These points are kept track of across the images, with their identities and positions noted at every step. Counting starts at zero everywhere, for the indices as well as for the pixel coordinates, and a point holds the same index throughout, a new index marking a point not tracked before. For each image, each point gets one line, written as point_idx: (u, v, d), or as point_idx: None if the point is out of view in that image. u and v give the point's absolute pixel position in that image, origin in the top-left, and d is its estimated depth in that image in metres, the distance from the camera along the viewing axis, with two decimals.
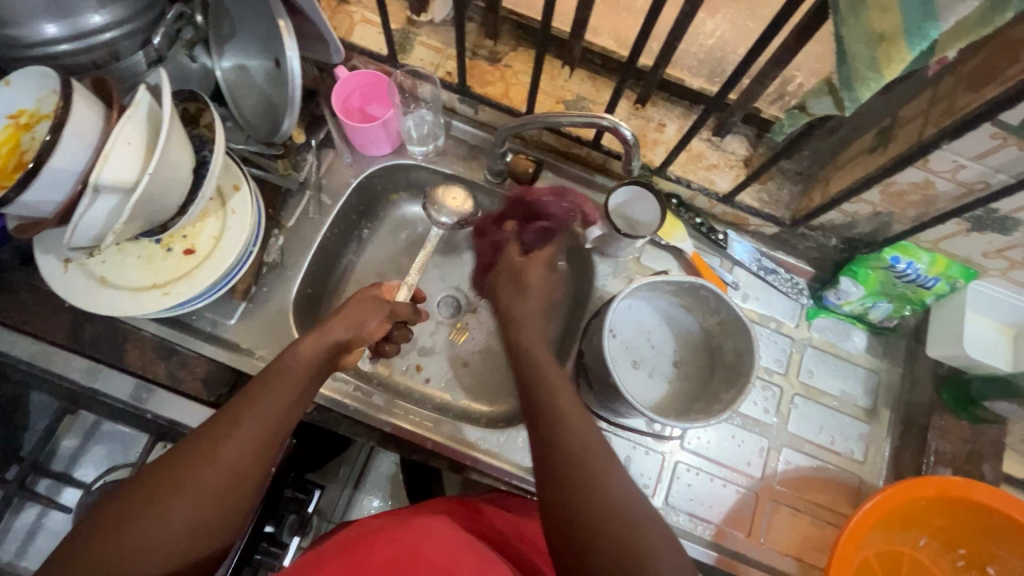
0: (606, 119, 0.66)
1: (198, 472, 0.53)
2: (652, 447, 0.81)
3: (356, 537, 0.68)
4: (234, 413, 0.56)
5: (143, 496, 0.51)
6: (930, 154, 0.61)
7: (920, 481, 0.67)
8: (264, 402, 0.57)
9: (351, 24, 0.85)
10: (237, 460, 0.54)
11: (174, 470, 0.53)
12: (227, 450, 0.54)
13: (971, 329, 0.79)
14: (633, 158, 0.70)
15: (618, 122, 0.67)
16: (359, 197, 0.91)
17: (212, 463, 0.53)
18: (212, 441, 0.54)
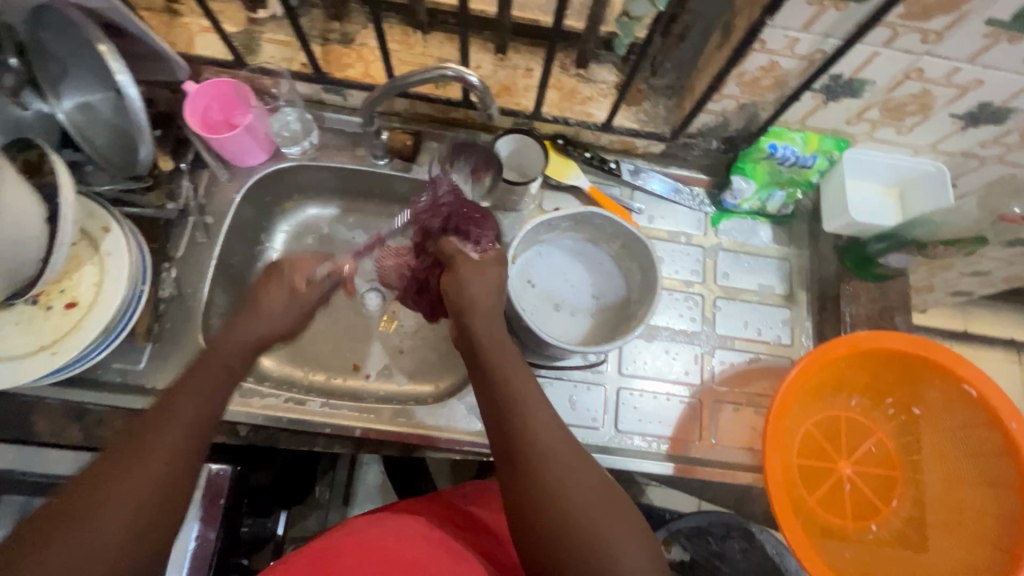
0: (451, 69, 0.66)
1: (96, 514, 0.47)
2: (592, 381, 0.82)
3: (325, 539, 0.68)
4: (151, 422, 0.52)
5: (76, 512, 0.47)
6: (764, 34, 0.63)
7: (830, 345, 0.70)
8: (184, 408, 0.54)
9: (190, 36, 0.81)
10: (172, 459, 0.51)
11: (95, 487, 0.48)
12: (156, 451, 0.50)
13: (855, 197, 0.84)
14: (489, 102, 0.69)
15: (464, 70, 0.66)
16: (249, 210, 0.88)
17: (144, 472, 0.49)
18: (134, 444, 0.50)
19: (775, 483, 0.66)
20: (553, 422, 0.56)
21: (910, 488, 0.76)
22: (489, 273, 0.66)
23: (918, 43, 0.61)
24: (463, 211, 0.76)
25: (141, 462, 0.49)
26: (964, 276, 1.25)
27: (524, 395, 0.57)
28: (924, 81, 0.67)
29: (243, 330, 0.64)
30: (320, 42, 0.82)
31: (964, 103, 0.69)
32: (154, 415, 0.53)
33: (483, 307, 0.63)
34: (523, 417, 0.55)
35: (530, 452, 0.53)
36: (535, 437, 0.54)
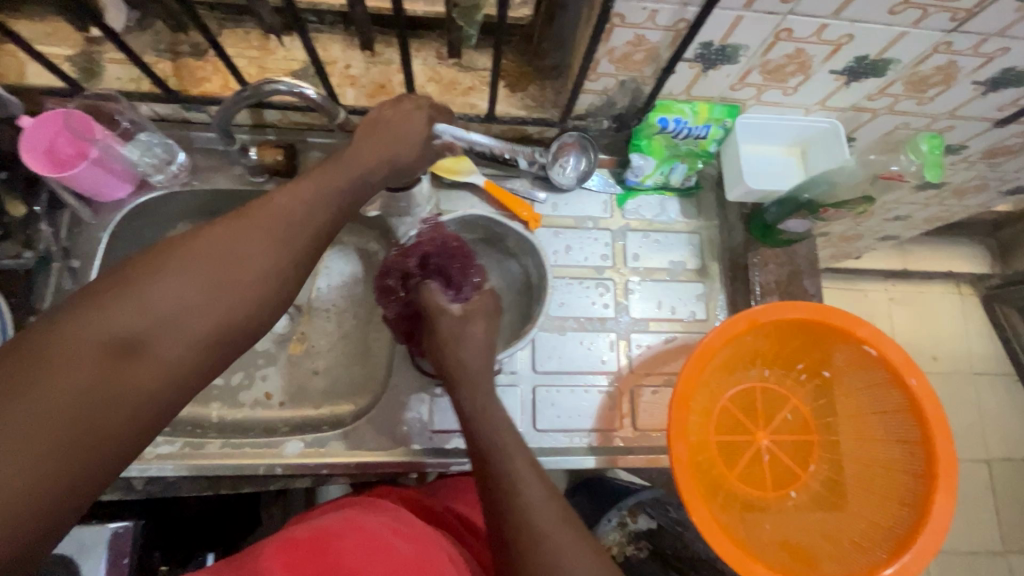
0: (284, 82, 0.62)
1: (84, 357, 0.39)
2: (506, 384, 0.80)
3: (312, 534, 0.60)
4: (244, 226, 0.48)
5: (146, 278, 0.43)
6: (620, 8, 0.59)
7: (730, 324, 0.69)
8: (253, 236, 0.47)
9: (20, 64, 0.74)
10: (249, 278, 0.46)
11: (172, 265, 0.44)
12: (243, 261, 0.46)
13: (752, 162, 0.82)
14: (333, 112, 0.66)
15: (298, 83, 0.63)
16: (125, 245, 0.82)
17: (214, 274, 0.45)
18: (232, 239, 0.47)
19: (682, 468, 0.65)
20: (549, 502, 0.52)
21: (826, 451, 0.77)
22: (472, 329, 0.66)
23: (779, 3, 0.58)
24: (446, 248, 0.71)
25: (216, 265, 0.45)
26: (887, 222, 1.25)
27: (521, 474, 0.53)
28: (795, 41, 0.64)
29: (372, 144, 0.60)
30: (170, 57, 0.76)
31: (840, 59, 0.67)
32: (259, 208, 0.49)
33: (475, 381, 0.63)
34: (518, 494, 0.52)
35: (516, 533, 0.50)
36: (523, 516, 0.51)
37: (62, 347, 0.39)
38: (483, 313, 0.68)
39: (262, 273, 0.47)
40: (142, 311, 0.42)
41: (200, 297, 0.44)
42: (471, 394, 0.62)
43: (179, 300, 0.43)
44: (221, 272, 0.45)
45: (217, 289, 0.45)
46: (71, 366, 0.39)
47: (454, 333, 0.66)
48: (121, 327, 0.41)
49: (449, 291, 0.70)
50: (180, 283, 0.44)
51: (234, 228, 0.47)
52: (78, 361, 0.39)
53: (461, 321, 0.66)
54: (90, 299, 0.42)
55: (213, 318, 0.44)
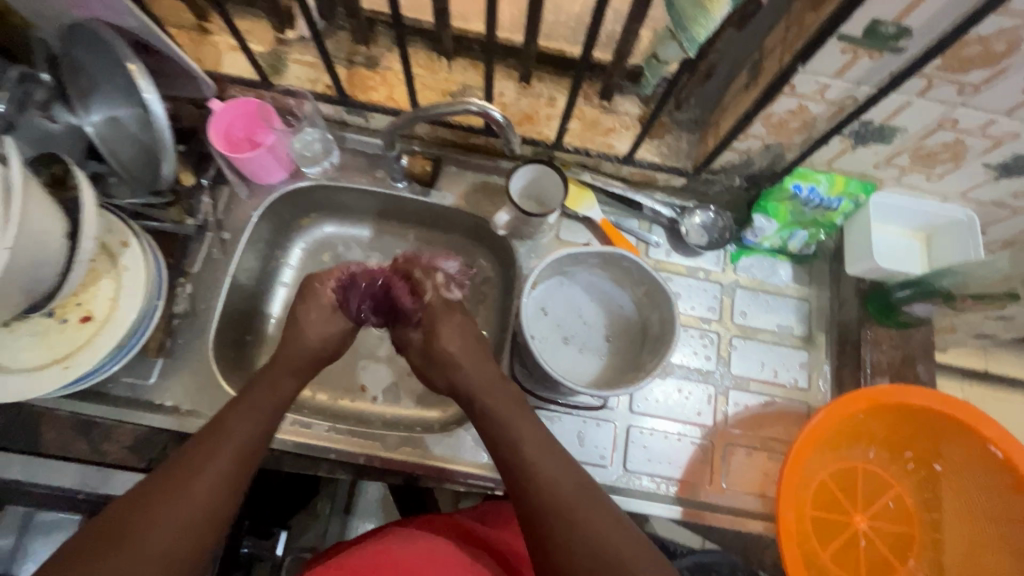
0: (475, 103, 0.66)
1: (177, 499, 0.52)
2: (602, 417, 0.81)
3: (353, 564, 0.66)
4: (203, 444, 0.57)
5: (139, 515, 0.51)
6: (794, 79, 0.62)
7: (849, 399, 0.68)
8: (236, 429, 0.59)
9: (218, 54, 0.82)
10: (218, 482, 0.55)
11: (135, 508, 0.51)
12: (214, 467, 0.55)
13: (880, 239, 0.82)
14: (511, 136, 0.69)
15: (487, 105, 0.66)
16: (267, 226, 0.89)
17: (197, 485, 0.54)
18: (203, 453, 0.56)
19: (787, 530, 0.66)
20: (566, 474, 0.58)
21: (929, 548, 0.73)
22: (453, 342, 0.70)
23: (954, 94, 0.60)
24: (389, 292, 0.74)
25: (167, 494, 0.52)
26: (987, 319, 1.21)
27: (530, 460, 0.59)
28: (957, 131, 0.65)
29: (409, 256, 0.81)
30: (345, 65, 0.83)
31: (998, 155, 0.67)
32: (209, 432, 0.58)
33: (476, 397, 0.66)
34: (534, 480, 0.58)
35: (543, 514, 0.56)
36: (551, 493, 0.57)
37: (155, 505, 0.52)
38: (440, 321, 0.72)
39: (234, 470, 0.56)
40: (215, 449, 0.56)
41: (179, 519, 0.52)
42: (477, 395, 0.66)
43: (241, 433, 0.59)
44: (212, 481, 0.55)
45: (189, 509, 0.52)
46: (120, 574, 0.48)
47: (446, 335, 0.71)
48: (208, 462, 0.55)
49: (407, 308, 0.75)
50: (257, 407, 0.62)
51: (211, 438, 0.57)
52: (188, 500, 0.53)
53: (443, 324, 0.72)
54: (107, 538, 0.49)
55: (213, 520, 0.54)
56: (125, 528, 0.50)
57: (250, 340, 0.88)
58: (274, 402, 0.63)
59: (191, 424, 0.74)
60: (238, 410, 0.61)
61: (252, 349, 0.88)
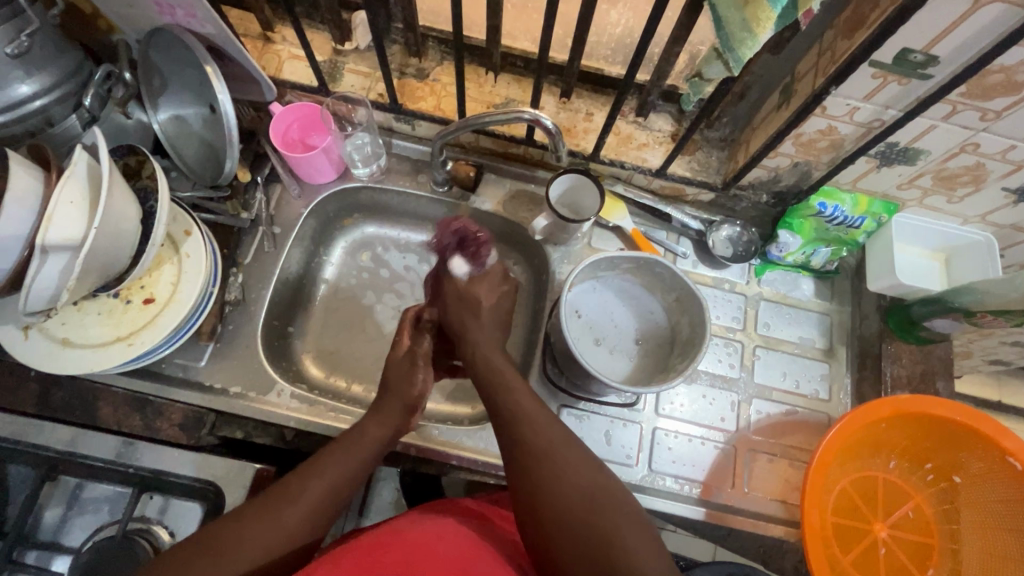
0: (527, 113, 0.70)
1: (267, 526, 0.58)
2: (629, 418, 0.84)
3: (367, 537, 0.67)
4: (299, 479, 0.62)
5: (235, 537, 0.56)
6: (826, 100, 0.66)
7: (873, 406, 0.70)
8: (329, 470, 0.63)
9: (279, 62, 0.88)
10: (305, 518, 0.60)
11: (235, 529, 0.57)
12: (303, 503, 0.60)
13: (901, 257, 0.85)
14: (558, 144, 0.74)
15: (538, 114, 0.71)
16: (313, 224, 0.93)
17: (286, 520, 0.59)
18: (298, 487, 0.61)
19: (813, 535, 0.68)
20: (551, 424, 0.63)
21: (948, 558, 0.75)
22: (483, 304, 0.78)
23: (977, 120, 0.64)
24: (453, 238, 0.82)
25: (261, 521, 0.58)
26: (1003, 345, 1.24)
27: (521, 406, 0.65)
28: (979, 155, 0.69)
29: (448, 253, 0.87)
30: (397, 75, 0.88)
31: (1017, 178, 0.71)
32: (308, 469, 0.63)
33: (481, 350, 0.73)
34: (522, 422, 0.63)
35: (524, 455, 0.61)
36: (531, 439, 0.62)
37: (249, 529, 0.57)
38: (490, 278, 0.80)
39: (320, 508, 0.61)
40: (311, 485, 0.62)
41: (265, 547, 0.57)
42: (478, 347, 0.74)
43: (333, 472, 0.63)
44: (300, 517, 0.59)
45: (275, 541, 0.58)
46: None
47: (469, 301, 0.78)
48: (304, 497, 0.61)
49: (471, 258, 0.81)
50: (352, 448, 0.66)
51: (306, 475, 0.62)
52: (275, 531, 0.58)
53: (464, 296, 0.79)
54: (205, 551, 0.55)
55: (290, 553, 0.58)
56: (222, 541, 0.56)
57: (292, 332, 0.92)
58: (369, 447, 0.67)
59: (238, 406, 0.77)
60: (337, 450, 0.66)
61: (293, 340, 0.92)
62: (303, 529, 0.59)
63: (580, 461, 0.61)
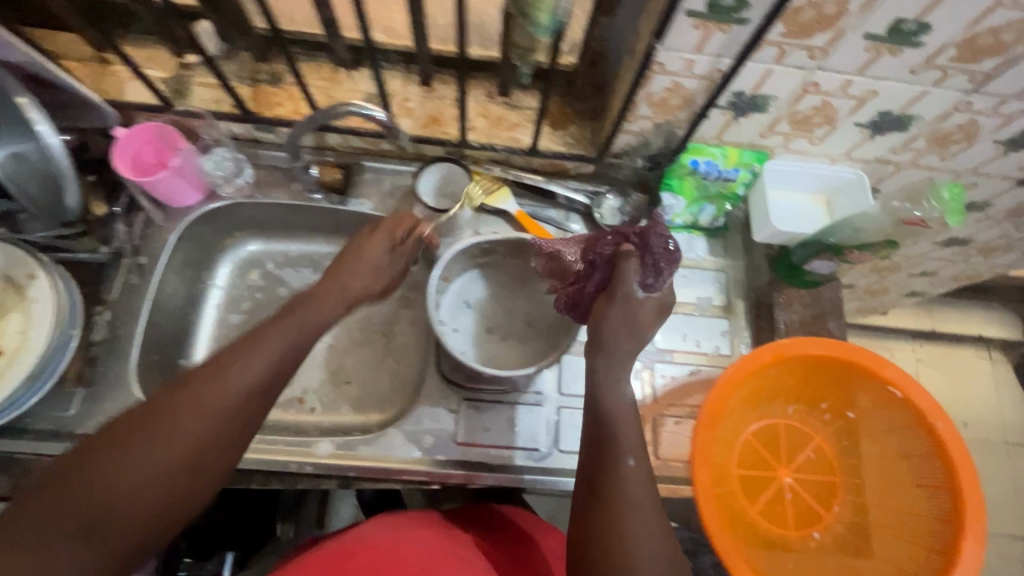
0: (354, 105, 0.68)
1: (188, 412, 0.52)
2: (533, 404, 0.81)
3: (334, 547, 0.67)
4: (233, 354, 0.57)
5: (140, 426, 0.51)
6: (660, 57, 0.65)
7: (754, 356, 0.70)
8: (270, 341, 0.59)
9: (120, 83, 0.84)
10: (233, 397, 0.54)
11: (154, 415, 0.52)
12: (226, 385, 0.54)
13: (782, 205, 0.86)
14: (394, 126, 0.73)
15: (367, 105, 0.69)
16: (189, 249, 0.89)
17: (216, 403, 0.53)
18: (230, 359, 0.56)
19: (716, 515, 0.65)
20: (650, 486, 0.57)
21: (852, 493, 0.76)
22: (637, 321, 0.63)
23: (808, 59, 0.64)
24: (653, 243, 0.61)
25: (178, 413, 0.52)
26: (913, 277, 1.28)
27: (620, 433, 0.59)
28: (822, 94, 0.70)
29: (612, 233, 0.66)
30: (250, 83, 0.85)
31: (865, 113, 0.72)
32: (247, 340, 0.59)
33: (599, 368, 0.62)
34: (617, 447, 0.58)
35: (609, 486, 0.57)
36: (623, 479, 0.57)
37: (151, 420, 0.52)
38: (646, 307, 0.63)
39: (234, 400, 0.54)
40: (244, 356, 0.57)
41: (179, 440, 0.52)
42: (597, 357, 0.63)
43: (273, 346, 0.58)
44: (226, 399, 0.54)
45: (176, 433, 0.52)
46: (115, 478, 0.49)
47: (616, 327, 0.63)
48: (224, 376, 0.55)
49: (652, 278, 0.63)
50: (304, 319, 0.62)
51: (253, 347, 0.58)
52: (190, 414, 0.52)
53: (614, 307, 0.63)
54: (110, 437, 0.51)
55: (214, 432, 0.53)
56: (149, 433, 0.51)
57: (182, 363, 0.88)
58: (314, 325, 0.63)
59: None
60: (272, 326, 0.60)
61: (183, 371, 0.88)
62: (240, 411, 0.55)
63: (657, 519, 0.56)
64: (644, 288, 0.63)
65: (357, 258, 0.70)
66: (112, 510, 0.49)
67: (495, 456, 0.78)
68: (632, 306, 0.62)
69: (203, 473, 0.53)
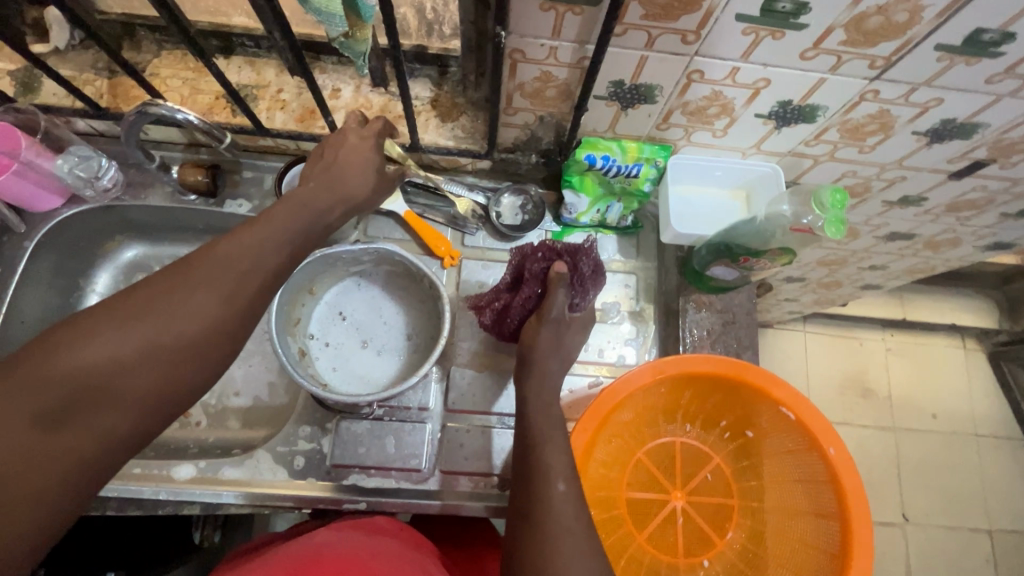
0: (163, 106, 0.65)
1: (166, 307, 0.46)
2: (416, 420, 0.76)
3: (292, 553, 0.59)
4: (206, 255, 0.49)
5: (144, 304, 0.45)
6: (515, 44, 0.58)
7: (635, 376, 0.64)
8: (254, 245, 0.51)
9: None
10: (211, 302, 0.47)
11: (148, 301, 0.46)
12: (201, 288, 0.47)
13: (692, 202, 0.79)
14: (214, 131, 0.69)
15: (179, 108, 0.65)
16: (56, 256, 0.83)
17: (180, 304, 0.46)
18: (205, 258, 0.49)
19: None
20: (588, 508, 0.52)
21: (747, 517, 0.71)
22: (562, 344, 0.64)
23: (681, 45, 0.56)
24: (581, 264, 0.66)
25: (168, 302, 0.46)
26: (864, 271, 1.21)
27: (549, 459, 0.54)
28: (710, 83, 0.62)
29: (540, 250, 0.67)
30: (107, 75, 0.78)
31: (762, 104, 0.64)
32: (235, 239, 0.51)
33: (540, 380, 0.61)
34: (548, 474, 0.53)
35: (539, 511, 0.51)
36: (552, 503, 0.51)
37: (134, 307, 0.45)
38: (576, 327, 0.66)
39: (231, 292, 0.48)
40: (223, 263, 0.49)
41: (146, 341, 0.44)
42: (529, 373, 0.62)
43: (260, 253, 0.51)
44: (197, 298, 0.47)
45: (155, 333, 0.45)
46: (75, 375, 0.42)
47: (546, 352, 0.63)
48: (203, 279, 0.47)
49: (579, 299, 0.67)
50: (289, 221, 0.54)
51: (219, 251, 0.49)
52: (167, 311, 0.46)
53: (546, 330, 0.63)
54: (88, 325, 0.44)
55: (184, 334, 0.46)
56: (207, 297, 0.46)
57: None
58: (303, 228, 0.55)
59: None
60: (257, 228, 0.52)
61: None
62: (213, 322, 0.47)
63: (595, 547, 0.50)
64: (570, 307, 0.67)
65: (341, 155, 0.61)
66: (95, 392, 0.43)
67: (370, 479, 0.73)
68: (560, 326, 0.64)
69: (197, 356, 0.47)
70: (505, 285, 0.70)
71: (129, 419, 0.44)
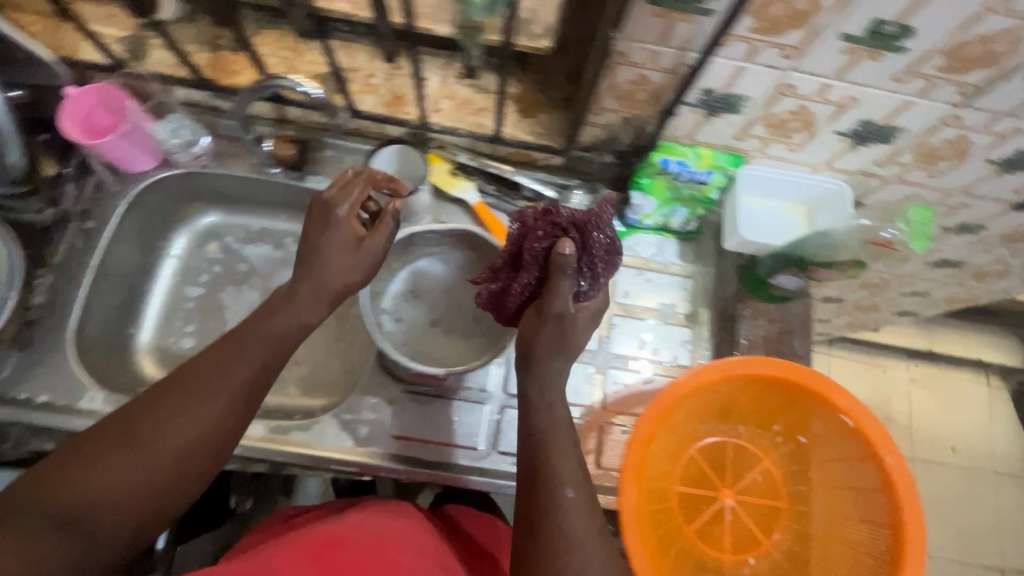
0: (287, 80, 0.68)
1: (172, 416, 0.52)
2: (476, 401, 0.78)
3: (319, 534, 0.62)
4: (225, 354, 0.55)
5: (151, 412, 0.52)
6: (619, 46, 0.61)
7: (701, 372, 0.66)
8: (265, 339, 0.56)
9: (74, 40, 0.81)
10: (210, 408, 0.53)
11: (161, 406, 0.52)
12: (205, 395, 0.53)
13: (757, 212, 0.81)
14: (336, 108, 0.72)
15: (302, 82, 0.68)
16: (141, 216, 0.87)
17: (181, 414, 0.52)
18: (219, 358, 0.55)
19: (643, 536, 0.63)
20: (593, 522, 0.52)
21: (794, 518, 0.74)
22: (565, 338, 0.56)
23: (780, 59, 0.59)
24: (593, 244, 0.56)
25: (168, 415, 0.52)
26: (905, 296, 1.22)
27: (560, 465, 0.53)
28: (799, 98, 0.64)
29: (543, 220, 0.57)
30: (209, 49, 0.82)
31: (845, 121, 0.67)
32: (247, 336, 0.56)
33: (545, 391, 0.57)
34: (555, 481, 0.53)
35: (545, 528, 0.51)
36: (558, 519, 0.51)
37: (140, 423, 0.52)
38: (584, 320, 0.56)
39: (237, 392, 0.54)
40: (236, 359, 0.55)
41: (156, 452, 0.51)
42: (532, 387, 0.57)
43: (273, 343, 0.56)
44: (199, 406, 0.53)
45: (148, 447, 0.51)
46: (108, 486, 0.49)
47: (549, 349, 0.56)
48: (212, 383, 0.54)
49: (587, 285, 0.57)
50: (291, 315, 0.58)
51: (229, 353, 0.55)
52: (166, 422, 0.52)
53: (547, 326, 0.55)
54: (94, 446, 0.51)
55: (174, 443, 0.52)
56: (122, 439, 0.51)
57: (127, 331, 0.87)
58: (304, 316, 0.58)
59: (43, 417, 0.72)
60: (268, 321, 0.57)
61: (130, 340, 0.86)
62: (215, 425, 0.53)
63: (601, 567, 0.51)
64: (576, 294, 0.58)
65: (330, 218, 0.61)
66: (104, 511, 0.49)
67: (429, 452, 0.76)
68: (561, 316, 0.55)
69: (194, 458, 0.52)
70: (503, 265, 0.61)
71: (141, 518, 0.51)
